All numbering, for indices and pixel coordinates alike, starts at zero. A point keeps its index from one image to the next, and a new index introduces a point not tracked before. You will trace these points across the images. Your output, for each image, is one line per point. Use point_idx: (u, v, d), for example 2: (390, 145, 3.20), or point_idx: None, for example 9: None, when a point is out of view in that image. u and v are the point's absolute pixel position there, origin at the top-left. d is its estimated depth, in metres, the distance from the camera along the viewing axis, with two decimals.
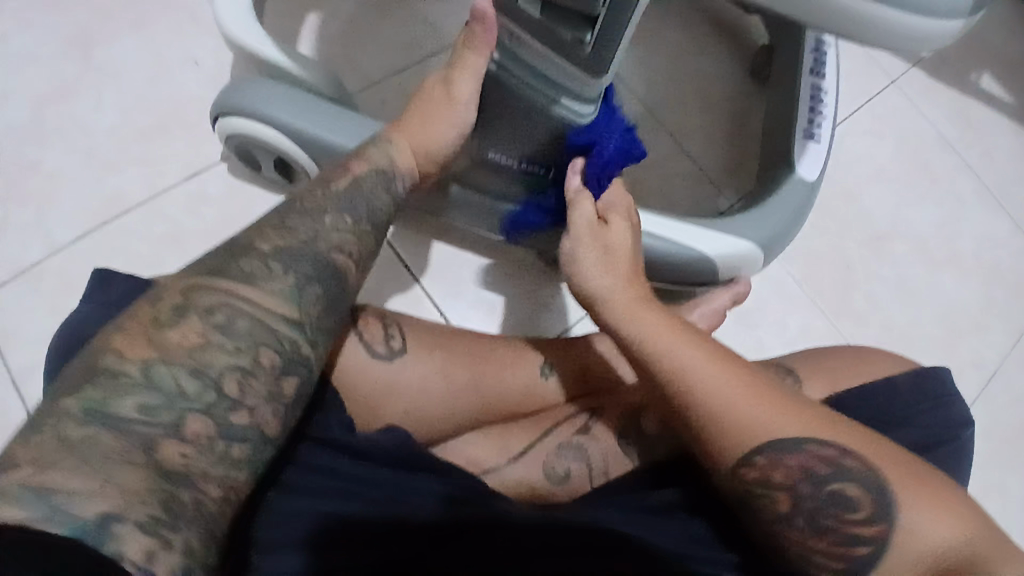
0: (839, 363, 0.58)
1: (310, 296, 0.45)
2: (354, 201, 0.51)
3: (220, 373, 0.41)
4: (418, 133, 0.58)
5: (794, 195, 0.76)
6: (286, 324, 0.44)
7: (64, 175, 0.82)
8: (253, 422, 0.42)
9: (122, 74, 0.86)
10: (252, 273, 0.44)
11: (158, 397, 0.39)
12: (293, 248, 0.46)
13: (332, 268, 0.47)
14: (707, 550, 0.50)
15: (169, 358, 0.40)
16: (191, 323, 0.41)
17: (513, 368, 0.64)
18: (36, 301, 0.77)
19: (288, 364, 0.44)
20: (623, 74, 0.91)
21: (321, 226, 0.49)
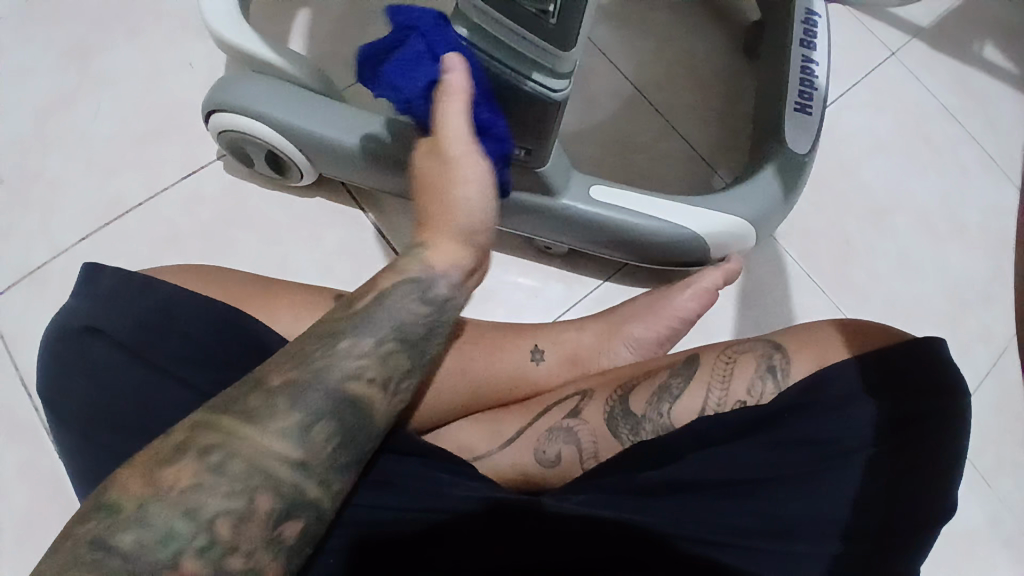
0: (827, 339, 0.57)
1: (318, 435, 0.42)
2: (380, 319, 0.47)
3: (212, 516, 0.38)
4: (447, 230, 0.53)
5: (783, 169, 0.75)
6: (287, 470, 0.40)
7: (65, 179, 0.83)
8: (247, 567, 0.39)
9: (119, 79, 0.87)
10: (256, 410, 0.41)
11: (150, 535, 0.37)
12: (301, 378, 0.43)
13: (350, 402, 0.43)
14: (686, 526, 0.49)
15: (162, 498, 0.38)
16: (188, 461, 0.39)
17: (502, 353, 0.65)
18: (40, 302, 0.79)
19: (290, 507, 0.40)
20: (613, 56, 0.90)
21: (338, 354, 0.44)
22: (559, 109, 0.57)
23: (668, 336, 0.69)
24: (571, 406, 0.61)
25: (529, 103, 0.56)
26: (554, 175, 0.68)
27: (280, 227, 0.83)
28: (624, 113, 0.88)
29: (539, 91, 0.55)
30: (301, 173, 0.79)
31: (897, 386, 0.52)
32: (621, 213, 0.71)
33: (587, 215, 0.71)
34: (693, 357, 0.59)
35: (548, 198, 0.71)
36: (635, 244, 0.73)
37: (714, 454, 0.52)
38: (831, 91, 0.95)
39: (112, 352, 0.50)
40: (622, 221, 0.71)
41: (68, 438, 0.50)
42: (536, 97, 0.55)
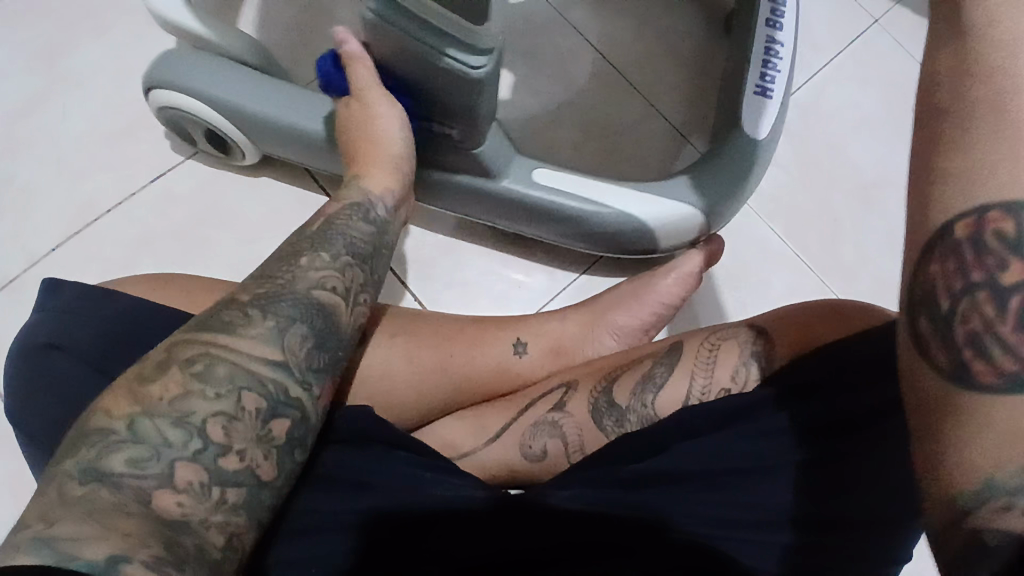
0: (813, 321, 0.55)
1: (292, 336, 0.46)
2: (330, 239, 0.54)
3: (203, 420, 0.41)
4: (378, 161, 0.62)
5: (743, 157, 0.73)
6: (268, 367, 0.45)
7: (32, 187, 0.81)
8: (243, 465, 0.42)
9: (84, 81, 0.85)
10: (231, 322, 0.46)
11: (144, 447, 0.39)
12: (266, 292, 0.48)
13: (315, 305, 0.49)
14: (673, 520, 0.48)
15: (152, 411, 0.41)
16: (174, 376, 0.42)
17: (483, 347, 0.64)
18: (13, 314, 0.77)
19: (275, 406, 0.44)
20: (591, 37, 0.89)
21: (296, 268, 0.50)
22: (483, 87, 0.56)
23: (653, 322, 0.68)
24: (556, 398, 0.60)
25: (449, 78, 0.56)
26: (492, 156, 0.69)
27: (255, 227, 0.81)
28: (601, 93, 0.87)
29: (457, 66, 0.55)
30: (246, 155, 0.77)
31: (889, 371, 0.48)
32: (584, 203, 0.71)
33: (525, 196, 0.71)
34: (677, 345, 0.58)
35: (487, 179, 0.71)
36: (584, 231, 0.73)
37: (697, 445, 0.51)
38: (816, 63, 0.93)
39: (76, 368, 0.49)
40: (586, 210, 0.71)
41: (36, 459, 0.49)
42: (457, 74, 0.55)
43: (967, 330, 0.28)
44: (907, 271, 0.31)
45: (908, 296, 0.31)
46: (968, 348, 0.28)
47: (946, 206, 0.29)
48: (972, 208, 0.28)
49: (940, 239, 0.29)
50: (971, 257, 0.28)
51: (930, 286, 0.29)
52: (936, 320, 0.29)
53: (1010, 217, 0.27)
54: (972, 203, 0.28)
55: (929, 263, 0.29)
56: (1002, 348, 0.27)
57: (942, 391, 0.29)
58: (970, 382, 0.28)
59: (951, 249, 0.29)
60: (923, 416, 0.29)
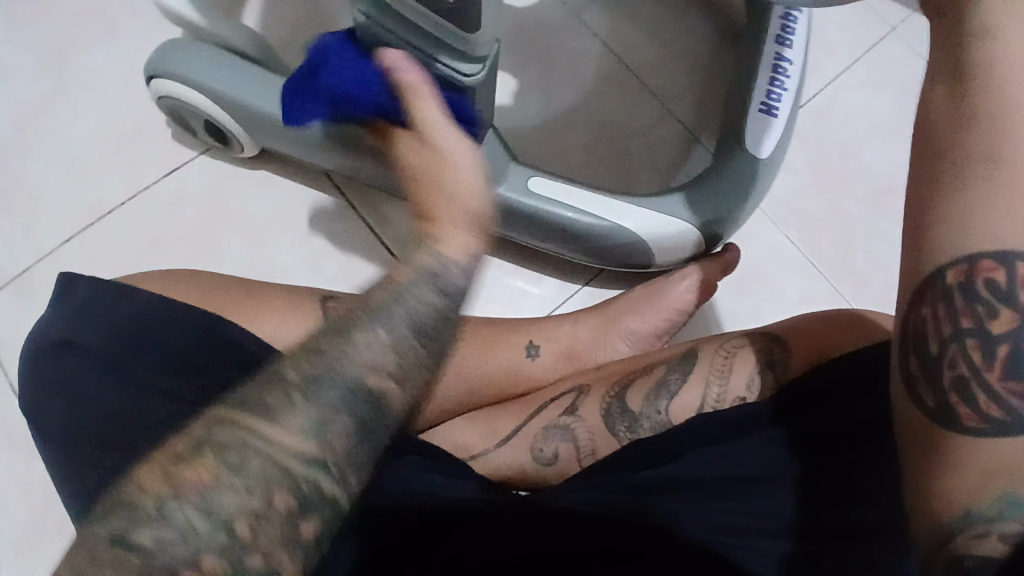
0: (827, 332, 0.55)
1: (334, 431, 0.37)
2: (392, 315, 0.39)
3: (233, 514, 0.34)
4: (453, 212, 0.43)
5: (744, 171, 0.73)
6: (305, 466, 0.36)
7: (46, 181, 0.81)
8: (268, 568, 0.34)
9: (98, 77, 0.85)
10: (274, 407, 0.36)
11: (172, 533, 0.33)
12: (317, 372, 0.37)
13: (372, 399, 0.38)
14: (685, 526, 0.47)
15: (183, 493, 0.33)
16: (208, 460, 0.34)
17: (496, 351, 0.64)
18: (25, 307, 0.77)
19: (307, 505, 0.36)
20: (607, 40, 0.89)
21: (353, 353, 0.38)
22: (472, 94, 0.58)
23: (665, 329, 0.68)
24: (568, 402, 0.60)
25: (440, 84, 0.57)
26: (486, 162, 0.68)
27: (266, 225, 0.81)
28: (614, 98, 0.87)
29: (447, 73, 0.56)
30: (243, 147, 0.77)
31: None
32: (575, 212, 0.71)
33: (519, 205, 0.71)
34: (691, 352, 0.58)
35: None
36: (579, 243, 0.72)
37: (711, 453, 0.51)
38: (830, 69, 0.93)
39: (88, 367, 0.49)
40: (575, 220, 0.71)
41: (49, 455, 0.49)
42: (447, 80, 0.56)
43: (953, 374, 0.33)
44: (902, 305, 0.36)
45: (903, 330, 0.35)
46: (952, 390, 0.33)
47: (938, 252, 0.34)
48: (962, 257, 0.33)
49: (932, 284, 0.34)
50: (956, 303, 0.33)
51: (922, 328, 0.34)
52: (927, 359, 0.34)
53: (1000, 269, 0.32)
54: (960, 252, 0.33)
55: (920, 306, 0.34)
56: (986, 394, 0.32)
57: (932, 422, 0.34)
58: (957, 422, 0.33)
59: (943, 295, 0.33)
60: (924, 454, 0.34)
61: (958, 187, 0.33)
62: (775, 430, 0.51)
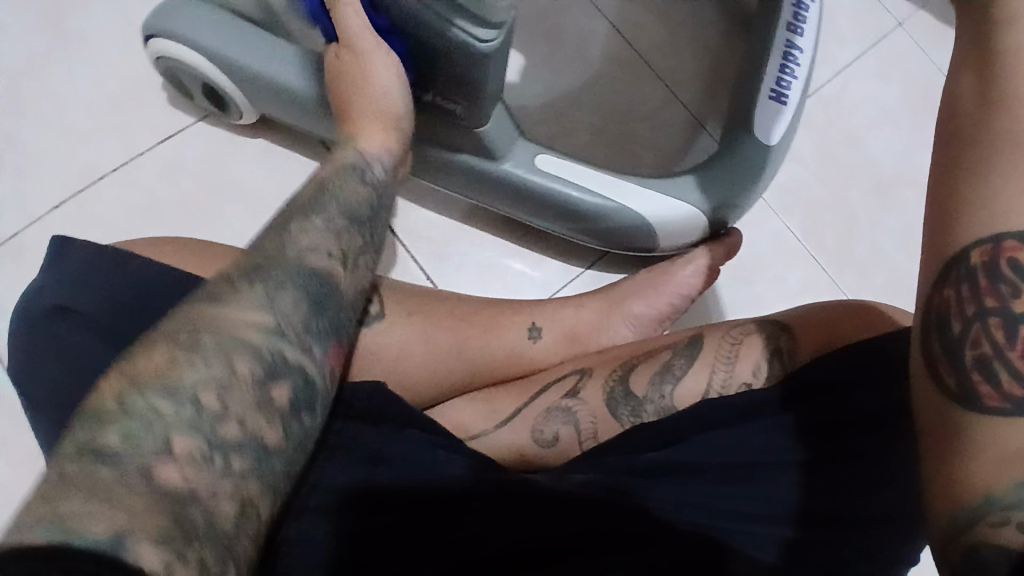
0: (836, 322, 0.54)
1: (288, 303, 0.44)
2: (345, 211, 0.51)
3: (195, 395, 0.38)
4: (372, 119, 0.59)
5: (752, 157, 0.72)
6: (257, 337, 0.42)
7: (36, 144, 0.79)
8: (245, 433, 0.39)
9: (91, 37, 0.82)
10: (223, 298, 0.42)
11: (137, 423, 0.36)
12: (258, 262, 0.45)
13: (316, 273, 0.46)
14: (689, 511, 0.48)
15: (145, 390, 0.37)
16: (157, 357, 0.38)
17: (499, 331, 0.63)
18: (13, 274, 0.75)
19: (270, 374, 0.42)
20: (616, 21, 0.88)
21: (296, 237, 0.48)
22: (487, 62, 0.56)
23: (668, 313, 0.68)
24: (571, 384, 0.59)
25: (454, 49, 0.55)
26: (493, 138, 0.67)
27: (264, 196, 0.79)
28: (622, 80, 0.86)
29: (464, 39, 0.54)
30: (242, 113, 0.75)
31: None
32: (582, 192, 0.70)
33: (527, 182, 0.70)
34: (696, 338, 0.58)
35: (488, 161, 0.69)
36: (584, 224, 0.72)
37: (717, 437, 0.50)
38: (838, 59, 0.92)
39: (85, 335, 0.48)
40: (581, 200, 0.70)
41: (42, 423, 0.48)
42: (464, 46, 0.55)
43: (977, 354, 0.32)
44: (922, 288, 0.35)
45: (924, 316, 0.35)
46: (975, 370, 0.32)
47: (963, 235, 0.33)
48: (987, 236, 0.32)
49: (955, 265, 0.33)
50: (981, 286, 0.32)
51: (945, 310, 0.34)
52: (947, 341, 0.34)
53: None
54: (987, 233, 0.32)
55: (944, 287, 0.34)
56: (1010, 373, 0.31)
57: (951, 407, 0.33)
58: (973, 401, 0.32)
59: (966, 277, 0.33)
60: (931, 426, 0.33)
61: (991, 174, 0.33)
62: (786, 416, 0.50)
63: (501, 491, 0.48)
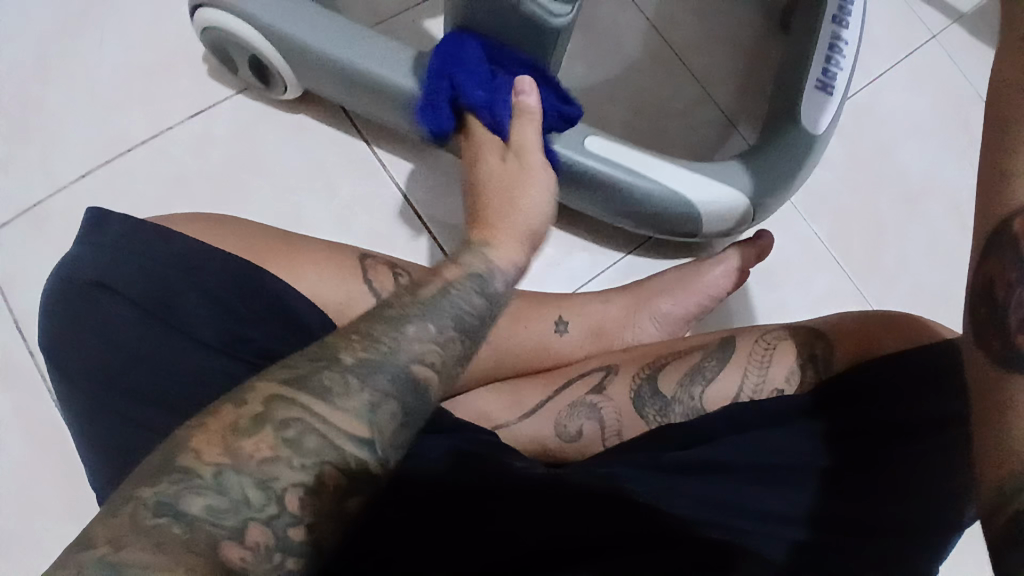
0: (876, 328, 0.54)
1: (385, 414, 0.37)
2: (444, 309, 0.41)
3: (282, 488, 0.35)
4: (507, 231, 0.51)
5: (800, 144, 0.74)
6: (356, 447, 0.36)
7: (64, 111, 0.78)
8: (307, 536, 0.36)
9: (123, 6, 0.81)
10: (331, 385, 0.36)
11: (222, 501, 0.34)
12: (377, 358, 0.38)
13: (416, 384, 0.38)
14: (714, 513, 0.47)
15: (239, 467, 0.34)
16: (264, 436, 0.35)
17: (528, 323, 0.63)
18: (36, 240, 0.75)
19: (354, 485, 0.37)
20: (652, 17, 0.87)
21: (411, 339, 0.39)
22: (558, 36, 0.57)
23: (695, 313, 0.68)
24: (597, 380, 0.59)
25: (526, 22, 0.56)
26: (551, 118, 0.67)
27: (291, 176, 0.79)
28: (656, 77, 0.85)
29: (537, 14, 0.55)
30: (287, 87, 0.75)
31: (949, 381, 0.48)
32: (637, 178, 0.71)
33: (581, 165, 0.70)
34: (728, 341, 0.58)
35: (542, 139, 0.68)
36: (632, 207, 0.73)
37: (746, 439, 0.50)
38: (873, 67, 0.91)
39: (123, 309, 0.48)
40: (637, 186, 0.71)
41: (73, 396, 0.48)
42: (537, 19, 0.55)
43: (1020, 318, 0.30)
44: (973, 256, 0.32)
45: (973, 286, 0.32)
46: (1019, 332, 0.30)
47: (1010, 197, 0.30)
48: None
49: (998, 231, 0.31)
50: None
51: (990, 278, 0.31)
52: (992, 309, 0.31)
53: None
54: None
55: (989, 257, 0.31)
56: None
57: (994, 377, 0.30)
58: (1018, 364, 0.29)
59: (1009, 244, 0.30)
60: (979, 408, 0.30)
61: None
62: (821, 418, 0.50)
63: (523, 487, 0.47)
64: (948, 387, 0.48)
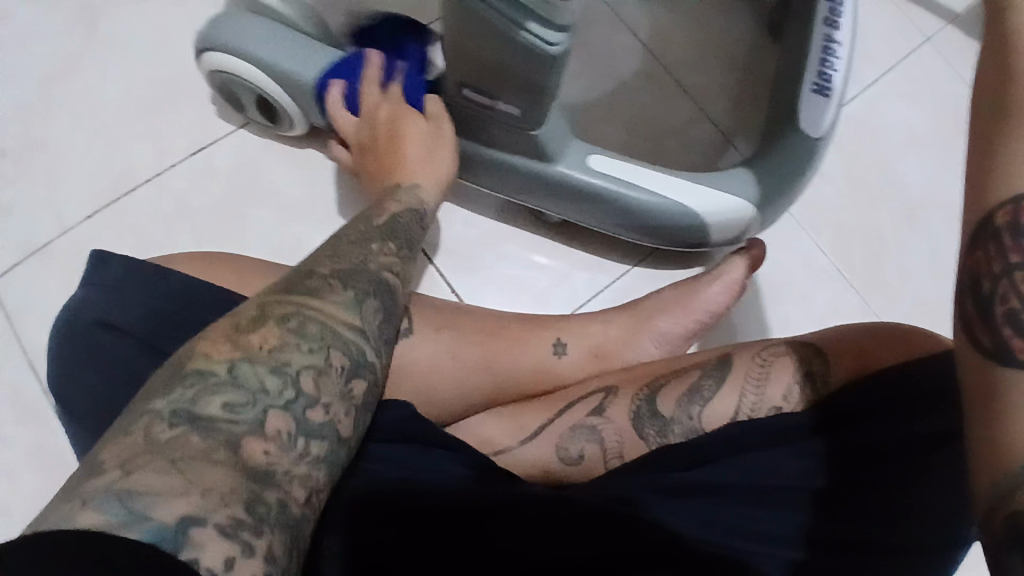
0: (870, 342, 0.54)
1: (368, 308, 0.48)
2: (395, 229, 0.58)
3: (296, 371, 0.42)
4: (428, 166, 0.67)
5: (802, 151, 0.75)
6: (350, 331, 0.46)
7: (72, 152, 0.80)
8: (328, 418, 0.42)
9: (127, 48, 0.84)
10: (317, 289, 0.47)
11: (239, 391, 0.40)
12: (351, 268, 0.50)
13: (385, 283, 0.51)
14: (718, 534, 0.47)
15: (251, 357, 0.41)
16: (266, 331, 0.43)
17: (526, 346, 0.64)
18: (47, 278, 0.77)
19: (356, 368, 0.45)
20: (643, 36, 0.88)
21: (368, 250, 0.53)
22: (554, 66, 0.57)
23: (695, 330, 0.68)
24: (596, 403, 0.59)
25: (521, 52, 0.56)
26: (546, 140, 0.69)
27: (293, 206, 0.80)
28: (650, 93, 0.86)
29: (532, 42, 0.55)
30: (294, 124, 0.77)
31: (940, 398, 0.48)
32: (635, 191, 0.72)
33: (580, 181, 0.72)
34: (726, 358, 0.58)
35: (543, 162, 0.71)
36: (632, 219, 0.74)
37: (745, 460, 0.50)
38: (869, 74, 0.91)
39: (126, 348, 0.49)
40: (632, 198, 0.72)
41: (79, 435, 0.49)
42: (533, 49, 0.56)
43: (1005, 310, 0.31)
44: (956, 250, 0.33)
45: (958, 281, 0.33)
46: (1006, 325, 0.30)
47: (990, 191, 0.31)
48: (1012, 196, 0.30)
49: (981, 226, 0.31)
50: (1010, 245, 0.30)
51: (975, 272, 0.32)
52: (977, 298, 0.32)
53: None
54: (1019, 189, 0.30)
55: (974, 249, 0.32)
56: None
57: (983, 370, 0.30)
58: (1012, 357, 0.29)
59: (992, 238, 0.31)
60: (978, 405, 0.30)
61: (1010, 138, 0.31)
62: (826, 436, 0.50)
63: (516, 505, 0.47)
64: (935, 404, 0.47)
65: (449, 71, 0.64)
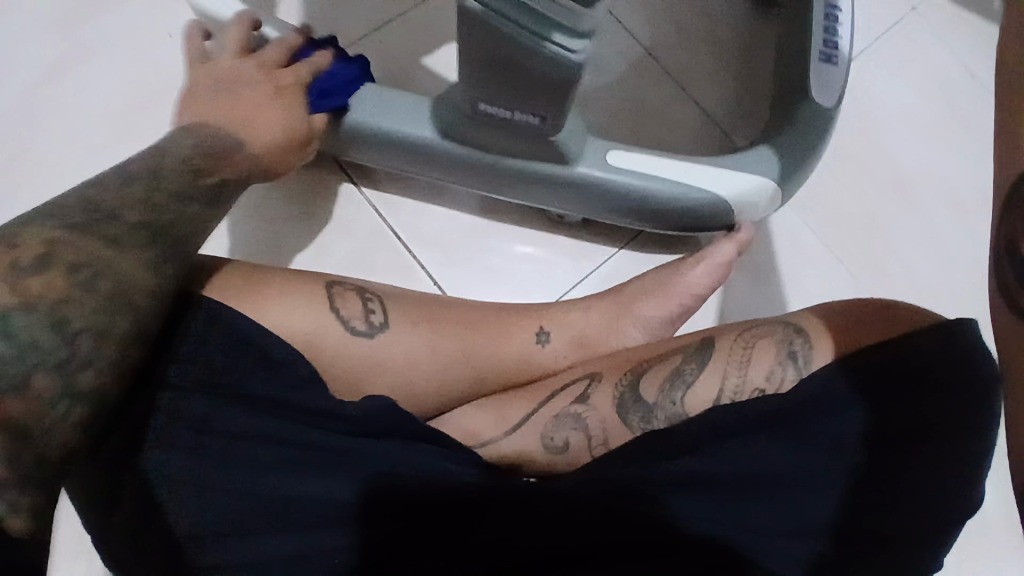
0: (856, 320, 0.54)
1: (162, 272, 0.44)
2: (135, 178, 0.47)
3: (77, 331, 0.39)
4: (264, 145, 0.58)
5: (815, 126, 0.73)
6: (146, 298, 0.43)
7: (52, 159, 0.80)
8: (96, 383, 0.39)
9: (103, 54, 0.84)
10: (119, 238, 0.42)
11: (3, 344, 0.36)
12: (160, 226, 0.45)
13: (180, 244, 0.46)
14: (702, 519, 0.47)
15: (29, 307, 0.37)
16: (55, 276, 0.39)
17: (507, 336, 0.63)
18: None
19: (107, 339, 0.40)
20: (625, 19, 0.87)
21: (158, 210, 0.46)
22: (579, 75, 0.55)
23: (678, 314, 0.67)
24: (580, 390, 0.58)
25: (544, 65, 0.54)
26: (567, 144, 0.68)
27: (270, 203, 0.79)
28: (636, 75, 0.86)
29: (556, 53, 0.53)
30: None
31: (923, 377, 0.49)
32: (648, 181, 0.71)
33: (593, 178, 0.71)
34: (709, 341, 0.57)
35: (563, 165, 0.70)
36: (643, 208, 0.73)
37: (736, 445, 0.49)
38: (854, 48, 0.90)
39: None
40: (646, 189, 0.71)
41: None
42: (557, 60, 0.53)
43: None
44: None
45: None
46: None
47: None
48: None
49: None
50: None
51: None
52: None
53: None
54: None
55: None
56: None
57: None
58: None
59: None
60: None
61: None
62: (855, 410, 0.49)
63: (509, 499, 0.48)
64: (917, 384, 0.49)
65: (463, 84, 0.62)
